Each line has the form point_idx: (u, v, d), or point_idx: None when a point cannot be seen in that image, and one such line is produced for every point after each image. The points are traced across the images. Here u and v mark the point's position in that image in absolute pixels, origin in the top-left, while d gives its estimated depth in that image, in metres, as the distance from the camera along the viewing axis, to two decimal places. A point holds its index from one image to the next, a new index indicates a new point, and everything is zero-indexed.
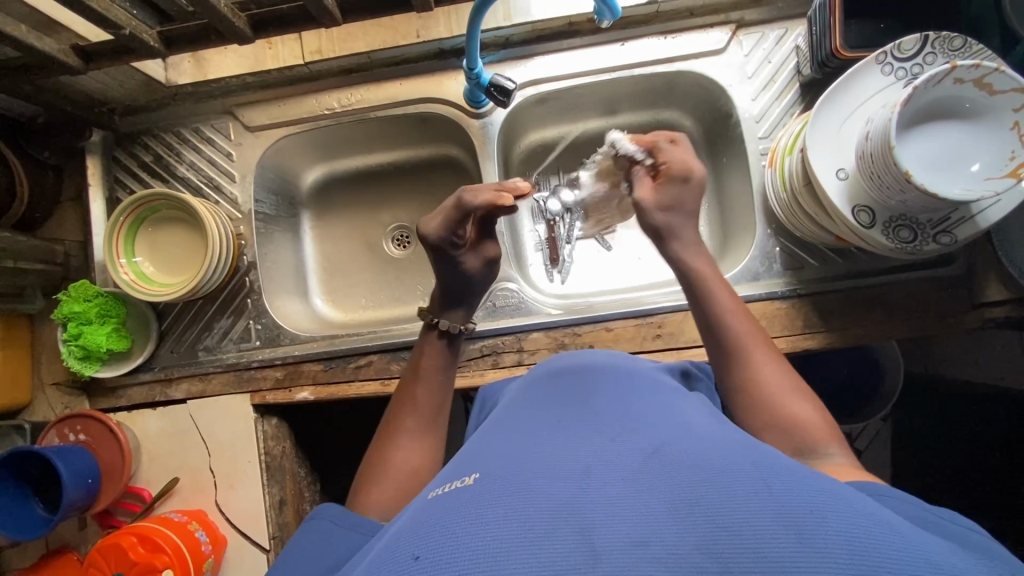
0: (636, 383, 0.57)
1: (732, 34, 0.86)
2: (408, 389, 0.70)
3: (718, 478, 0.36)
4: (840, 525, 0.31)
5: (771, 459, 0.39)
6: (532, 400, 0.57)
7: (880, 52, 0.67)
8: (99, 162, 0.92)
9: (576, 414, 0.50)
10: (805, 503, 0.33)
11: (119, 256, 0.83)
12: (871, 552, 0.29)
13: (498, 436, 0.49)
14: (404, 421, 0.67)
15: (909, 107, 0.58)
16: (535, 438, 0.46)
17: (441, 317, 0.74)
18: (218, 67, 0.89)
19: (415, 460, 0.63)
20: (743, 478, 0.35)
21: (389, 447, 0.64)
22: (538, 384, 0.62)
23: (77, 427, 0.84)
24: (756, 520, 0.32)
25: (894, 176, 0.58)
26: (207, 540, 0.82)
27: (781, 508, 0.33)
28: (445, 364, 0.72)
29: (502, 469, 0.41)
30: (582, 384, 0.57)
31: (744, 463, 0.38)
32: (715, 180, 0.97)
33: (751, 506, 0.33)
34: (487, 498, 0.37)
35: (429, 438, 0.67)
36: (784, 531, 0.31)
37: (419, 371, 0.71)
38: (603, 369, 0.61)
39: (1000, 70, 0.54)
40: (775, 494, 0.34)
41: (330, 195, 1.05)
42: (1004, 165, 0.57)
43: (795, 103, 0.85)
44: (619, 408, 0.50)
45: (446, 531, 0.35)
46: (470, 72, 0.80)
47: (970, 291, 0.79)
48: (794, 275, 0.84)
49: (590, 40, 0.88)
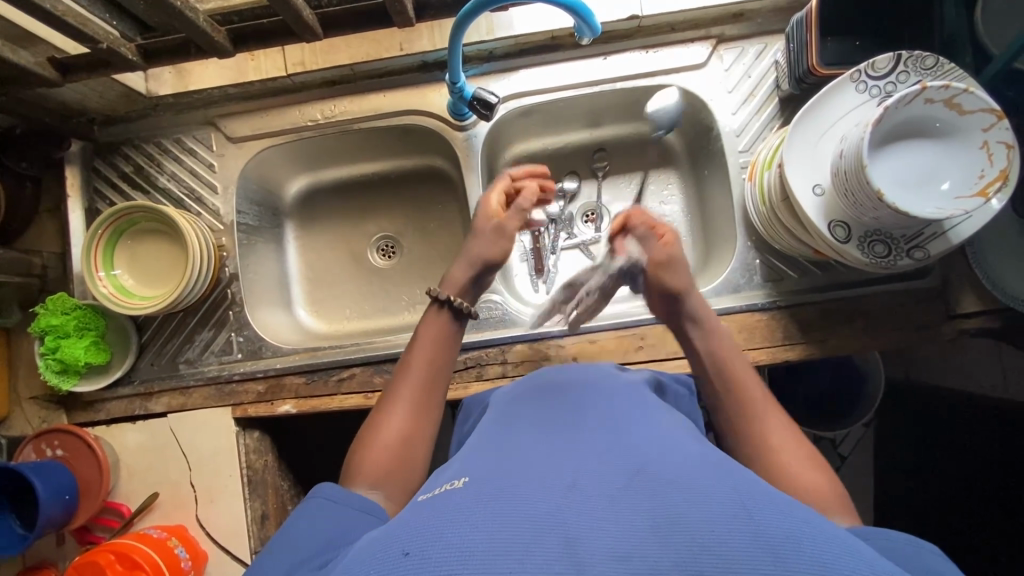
0: (623, 398, 0.57)
1: (712, 48, 0.87)
2: (406, 357, 0.67)
3: (700, 499, 0.36)
4: (815, 552, 0.32)
5: (753, 484, 0.39)
6: (523, 412, 0.58)
7: (855, 71, 0.69)
8: (77, 173, 0.92)
9: (566, 428, 0.51)
10: (780, 524, 0.34)
11: (98, 269, 0.82)
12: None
13: (488, 446, 0.50)
14: (400, 390, 0.64)
15: (882, 126, 0.59)
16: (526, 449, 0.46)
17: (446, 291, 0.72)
18: (199, 79, 0.89)
19: (405, 427, 0.61)
20: (725, 500, 0.36)
21: (382, 413, 0.62)
22: (527, 396, 0.63)
23: (54, 443, 0.83)
24: (732, 536, 0.32)
25: (867, 194, 0.59)
26: (186, 556, 0.81)
27: (759, 532, 0.33)
28: (446, 336, 0.69)
29: (491, 476, 0.41)
30: (570, 399, 0.58)
31: (726, 484, 0.38)
32: (697, 191, 0.98)
33: (730, 527, 0.33)
34: (476, 502, 0.38)
35: (424, 406, 0.63)
36: (759, 552, 0.31)
37: (418, 340, 0.68)
38: (592, 384, 0.62)
39: (970, 91, 0.55)
40: (754, 518, 0.34)
41: (315, 205, 1.05)
42: (974, 183, 0.58)
43: (775, 117, 0.86)
44: (608, 424, 0.50)
45: (435, 532, 0.35)
46: (452, 86, 0.80)
47: (945, 304, 0.81)
48: (774, 286, 0.85)
49: (572, 54, 0.89)
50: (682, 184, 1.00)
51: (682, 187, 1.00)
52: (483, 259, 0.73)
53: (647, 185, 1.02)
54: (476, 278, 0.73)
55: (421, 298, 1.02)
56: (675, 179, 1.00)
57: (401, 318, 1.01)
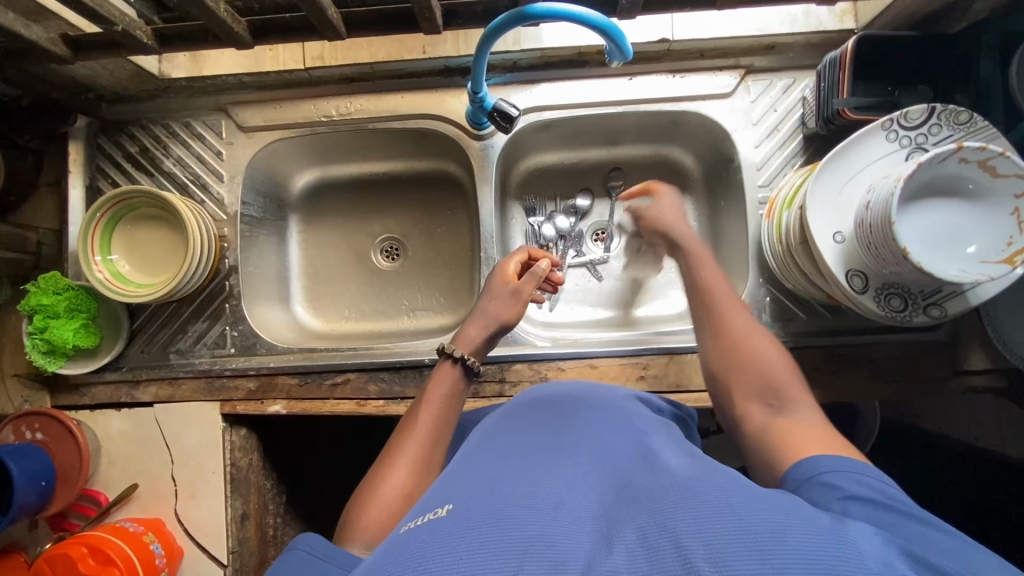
0: (605, 412, 0.56)
1: (740, 79, 0.85)
2: (416, 411, 0.67)
3: (684, 503, 0.36)
4: (800, 544, 0.32)
5: (732, 481, 0.39)
6: (502, 425, 0.56)
7: (887, 119, 0.67)
8: (81, 149, 0.89)
9: (546, 439, 0.49)
10: (767, 521, 0.33)
11: (95, 254, 0.80)
12: (829, 569, 0.30)
13: (468, 464, 0.47)
14: (405, 446, 0.63)
15: (912, 182, 0.58)
16: (505, 463, 0.44)
17: (460, 348, 0.73)
18: (214, 65, 0.86)
19: (406, 483, 0.59)
20: (707, 500, 0.36)
21: (385, 469, 0.60)
22: (508, 409, 0.61)
23: (34, 426, 0.81)
24: (722, 539, 0.32)
25: (892, 250, 0.58)
26: (161, 552, 0.79)
27: (744, 527, 0.33)
28: (455, 391, 0.69)
29: (474, 500, 0.38)
30: (553, 413, 0.56)
31: (707, 485, 0.38)
32: (710, 220, 0.97)
33: (718, 528, 0.33)
34: (462, 531, 0.35)
35: (427, 464, 0.61)
36: (748, 551, 0.31)
37: (425, 397, 0.67)
38: (571, 397, 0.60)
39: (1005, 155, 0.54)
40: (736, 513, 0.34)
41: (322, 200, 1.02)
42: (1002, 249, 0.57)
43: (797, 154, 0.85)
44: (589, 437, 0.49)
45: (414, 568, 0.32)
46: (473, 95, 0.78)
47: (953, 359, 0.80)
48: (782, 326, 0.83)
49: (598, 72, 0.87)
50: (696, 211, 0.99)
51: (695, 214, 0.99)
52: (500, 319, 0.75)
53: None
54: (490, 338, 0.75)
55: (422, 304, 1.00)
56: (689, 206, 0.99)
57: (400, 322, 0.99)
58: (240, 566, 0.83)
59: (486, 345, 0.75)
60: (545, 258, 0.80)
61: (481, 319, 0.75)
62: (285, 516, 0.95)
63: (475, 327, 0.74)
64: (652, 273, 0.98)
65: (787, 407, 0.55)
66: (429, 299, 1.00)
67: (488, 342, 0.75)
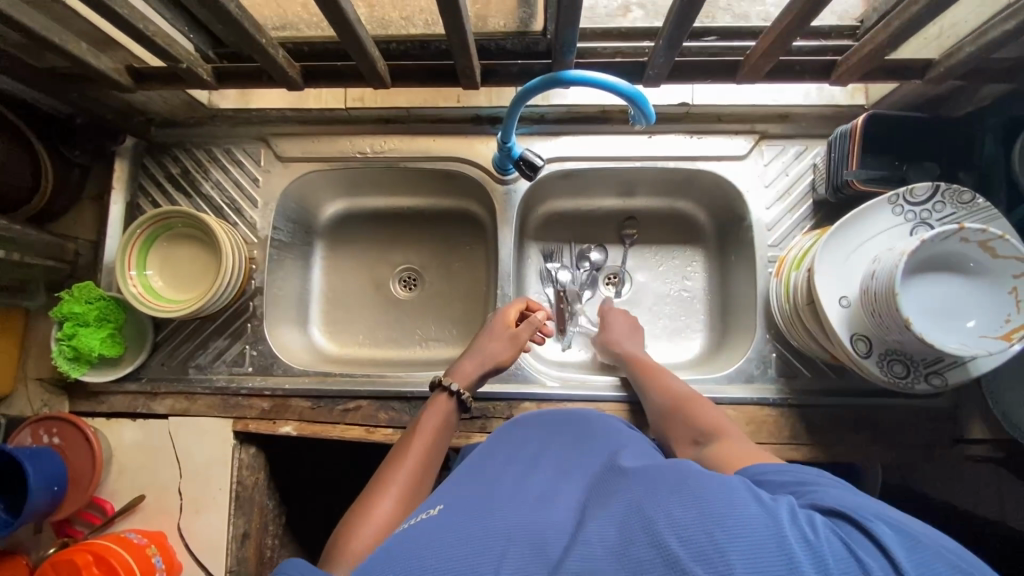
0: (581, 429, 0.64)
1: (754, 143, 0.90)
2: (407, 439, 0.70)
3: (648, 490, 0.42)
4: (741, 508, 0.38)
5: (688, 465, 0.46)
6: (502, 443, 0.63)
7: (894, 194, 0.71)
8: (126, 167, 0.94)
9: (536, 459, 0.57)
10: (714, 493, 0.40)
11: (131, 268, 0.84)
12: (761, 526, 0.37)
13: (466, 478, 0.55)
14: (396, 472, 0.65)
15: (915, 257, 0.61)
16: (497, 481, 0.52)
17: (455, 381, 0.77)
18: (262, 99, 0.93)
19: (394, 510, 0.61)
20: (664, 483, 0.43)
21: (375, 494, 0.63)
22: (509, 428, 0.68)
23: (52, 430, 0.83)
24: (674, 508, 0.39)
25: (895, 319, 0.61)
26: (162, 566, 0.80)
27: (694, 498, 0.40)
28: (444, 424, 0.74)
29: (470, 507, 0.46)
30: (538, 433, 0.64)
31: (667, 472, 0.45)
32: (720, 273, 1.00)
33: (671, 501, 0.40)
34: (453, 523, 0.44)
35: (415, 494, 0.64)
36: (696, 515, 0.38)
37: (419, 429, 0.72)
38: (565, 421, 0.67)
39: (1005, 238, 0.57)
40: (687, 489, 0.41)
41: (347, 229, 1.07)
42: (999, 325, 0.60)
43: (807, 218, 0.88)
44: (572, 457, 0.57)
45: (420, 560, 0.39)
46: (502, 144, 0.83)
47: (954, 427, 0.81)
48: (786, 382, 0.85)
49: (620, 129, 0.92)
50: (706, 264, 1.02)
51: (705, 267, 1.02)
52: (495, 360, 0.80)
53: (672, 260, 1.03)
54: (485, 376, 0.79)
55: (435, 335, 1.03)
56: (700, 258, 1.02)
57: (413, 352, 1.02)
58: None
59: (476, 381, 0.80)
60: (542, 309, 0.85)
61: (476, 358, 0.79)
62: (283, 538, 0.96)
63: (471, 363, 0.79)
64: (660, 319, 1.01)
65: (708, 440, 0.66)
66: (443, 331, 1.03)
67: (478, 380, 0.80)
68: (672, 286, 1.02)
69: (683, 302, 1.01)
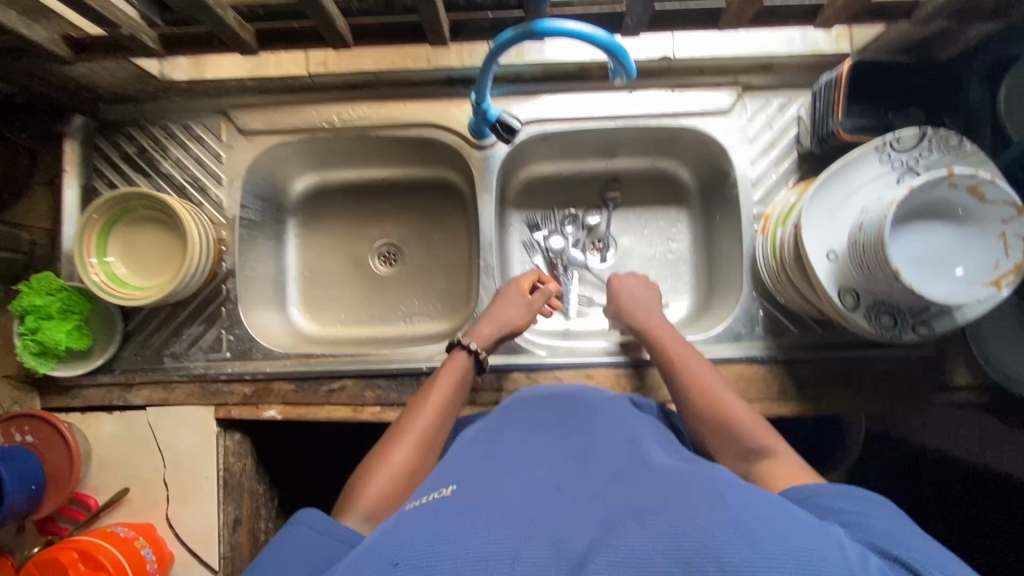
0: (606, 412, 0.59)
1: (737, 97, 0.87)
2: (425, 393, 0.70)
3: (677, 496, 0.38)
4: (788, 535, 0.33)
5: (725, 477, 0.41)
6: (510, 419, 0.59)
7: (880, 142, 0.69)
8: (77, 148, 0.89)
9: (552, 440, 0.52)
10: (758, 512, 0.35)
11: (90, 256, 0.79)
12: (810, 553, 0.32)
13: (476, 454, 0.51)
14: (411, 424, 0.66)
15: (903, 205, 0.60)
16: (507, 463, 0.48)
17: (474, 340, 0.76)
18: (216, 69, 0.86)
19: (409, 462, 0.62)
20: (699, 493, 0.38)
21: (389, 446, 0.63)
22: (517, 404, 0.63)
23: (24, 428, 0.80)
24: (709, 521, 0.34)
25: (883, 270, 0.60)
26: (153, 558, 0.78)
27: (734, 517, 0.34)
28: (461, 382, 0.72)
29: (479, 489, 0.43)
30: (559, 411, 0.59)
31: (700, 480, 0.40)
32: (705, 233, 0.98)
33: (705, 513, 0.35)
34: (463, 511, 0.40)
35: (430, 445, 0.65)
36: (737, 534, 0.33)
37: (436, 382, 0.71)
38: (577, 399, 0.63)
39: (994, 182, 0.56)
40: (728, 503, 0.36)
41: (320, 204, 1.02)
42: (988, 272, 0.59)
43: (792, 172, 0.87)
44: (592, 437, 0.52)
45: (423, 542, 0.37)
46: (477, 106, 0.79)
47: (938, 374, 0.82)
48: (774, 339, 0.85)
49: (599, 86, 0.88)
50: (691, 224, 1.00)
51: (691, 227, 1.00)
52: (512, 325, 0.80)
53: (657, 221, 1.01)
54: (501, 339, 0.79)
55: (419, 310, 1.00)
56: (685, 219, 1.00)
57: (397, 328, 0.99)
58: (231, 571, 0.82)
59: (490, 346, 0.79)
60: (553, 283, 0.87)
61: (495, 322, 0.79)
62: (277, 521, 0.95)
63: (490, 327, 0.79)
64: None
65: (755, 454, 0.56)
66: (426, 305, 1.00)
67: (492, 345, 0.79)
68: (658, 248, 1.00)
69: (668, 264, 1.00)
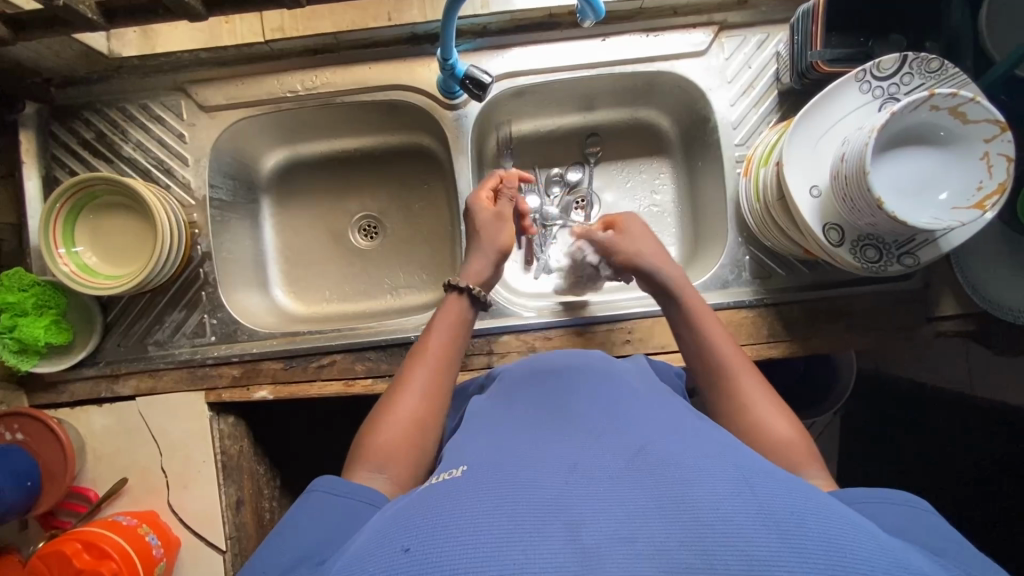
0: (611, 379, 0.56)
1: (714, 36, 0.84)
2: (424, 341, 0.66)
3: (702, 477, 0.35)
4: (820, 527, 0.31)
5: (754, 463, 0.38)
6: (514, 399, 0.56)
7: (860, 71, 0.67)
8: (33, 137, 0.85)
9: (563, 414, 0.49)
10: (788, 504, 0.33)
11: (58, 246, 0.77)
12: (848, 551, 0.30)
13: (478, 434, 0.48)
14: (413, 374, 0.62)
15: (885, 132, 0.59)
16: (519, 438, 0.45)
17: (466, 280, 0.72)
18: (168, 40, 0.83)
19: (417, 409, 0.59)
20: (725, 476, 0.35)
21: (394, 399, 0.60)
22: (516, 384, 0.60)
23: (13, 426, 0.79)
24: (739, 514, 0.32)
25: (867, 201, 0.59)
26: (159, 543, 0.78)
27: (761, 507, 0.32)
28: (461, 325, 0.69)
29: (490, 464, 0.40)
30: (561, 382, 0.56)
31: (726, 463, 0.37)
32: (688, 182, 0.97)
33: (734, 504, 0.32)
34: (476, 488, 0.36)
35: (437, 389, 0.62)
36: (766, 531, 0.30)
37: (434, 328, 0.67)
38: (583, 367, 0.59)
39: (976, 100, 0.55)
40: (756, 493, 0.33)
41: (293, 180, 1.00)
42: (971, 195, 0.58)
43: (772, 111, 0.84)
44: (607, 405, 0.49)
45: (437, 524, 0.33)
46: (444, 63, 0.76)
47: (926, 306, 0.82)
48: (762, 283, 0.84)
49: (571, 34, 0.85)
50: (674, 174, 0.98)
51: (674, 177, 0.98)
52: (501, 249, 0.75)
53: (639, 174, 0.99)
54: (494, 267, 0.75)
55: (404, 282, 0.99)
56: (667, 169, 0.98)
57: (384, 301, 0.98)
58: (239, 550, 0.82)
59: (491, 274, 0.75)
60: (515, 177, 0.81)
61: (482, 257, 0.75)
62: (281, 499, 0.96)
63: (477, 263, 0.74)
64: None
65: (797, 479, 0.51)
66: (411, 276, 0.99)
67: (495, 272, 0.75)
68: (642, 202, 0.99)
69: (653, 217, 0.98)
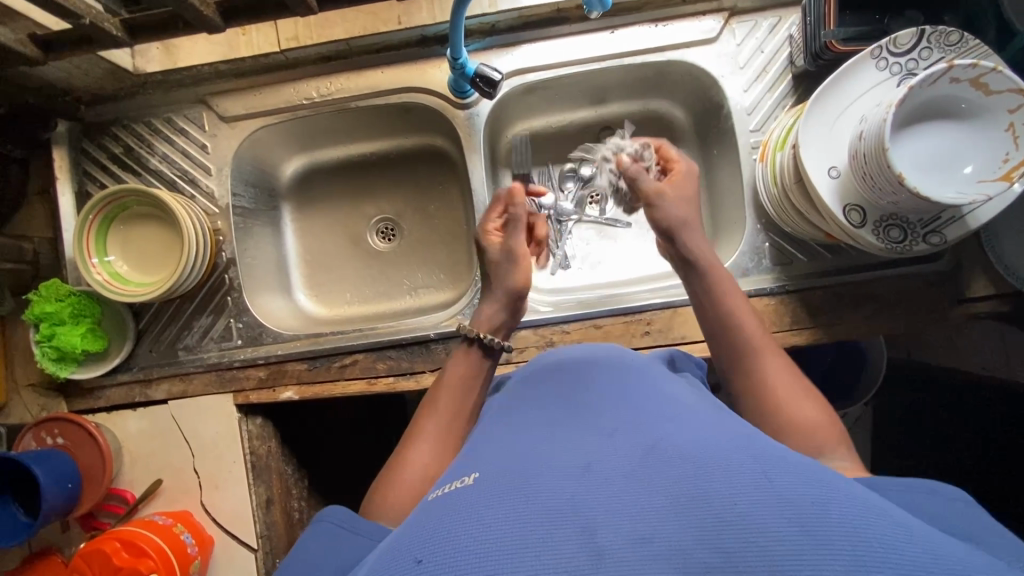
0: (626, 373, 0.56)
1: (724, 22, 0.84)
2: (435, 393, 0.66)
3: (717, 472, 0.34)
4: (845, 518, 0.30)
5: (771, 453, 0.37)
6: (529, 397, 0.56)
7: (876, 47, 0.66)
8: (66, 155, 0.89)
9: (573, 412, 0.48)
10: (806, 494, 0.32)
11: (91, 256, 0.80)
12: (871, 539, 0.29)
13: (492, 435, 0.49)
14: (426, 424, 0.63)
15: (903, 107, 0.57)
16: (532, 438, 0.44)
17: (478, 328, 0.70)
18: (188, 55, 0.85)
19: (430, 462, 0.59)
20: (741, 471, 0.34)
21: (408, 449, 0.60)
22: (532, 380, 0.60)
23: (54, 431, 0.81)
24: (755, 510, 0.31)
25: (887, 178, 0.57)
26: (193, 541, 0.80)
27: (782, 500, 0.32)
28: (473, 374, 0.68)
29: (502, 468, 0.40)
30: (574, 378, 0.56)
31: (743, 456, 0.36)
32: (705, 171, 0.95)
33: (752, 498, 0.32)
34: (487, 497, 0.36)
35: (450, 441, 0.61)
36: (785, 524, 0.30)
37: (446, 379, 0.67)
38: (596, 363, 0.59)
39: (998, 70, 0.53)
40: (774, 484, 0.33)
41: (312, 185, 1.02)
42: (998, 167, 0.57)
43: (788, 95, 0.83)
44: (618, 402, 0.48)
45: (449, 534, 0.34)
46: (454, 62, 0.77)
47: (956, 288, 0.79)
48: (783, 270, 0.83)
49: (579, 28, 0.85)
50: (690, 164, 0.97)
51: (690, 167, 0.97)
52: (516, 292, 0.72)
53: None
54: (507, 311, 0.72)
55: (423, 282, 1.00)
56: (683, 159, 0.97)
57: (403, 302, 0.99)
58: (271, 549, 0.84)
59: (501, 308, 0.73)
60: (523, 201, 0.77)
61: (498, 300, 0.73)
62: (309, 499, 0.97)
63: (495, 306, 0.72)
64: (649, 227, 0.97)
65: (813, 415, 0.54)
66: (429, 276, 1.00)
67: (513, 304, 0.73)
68: None
69: None
